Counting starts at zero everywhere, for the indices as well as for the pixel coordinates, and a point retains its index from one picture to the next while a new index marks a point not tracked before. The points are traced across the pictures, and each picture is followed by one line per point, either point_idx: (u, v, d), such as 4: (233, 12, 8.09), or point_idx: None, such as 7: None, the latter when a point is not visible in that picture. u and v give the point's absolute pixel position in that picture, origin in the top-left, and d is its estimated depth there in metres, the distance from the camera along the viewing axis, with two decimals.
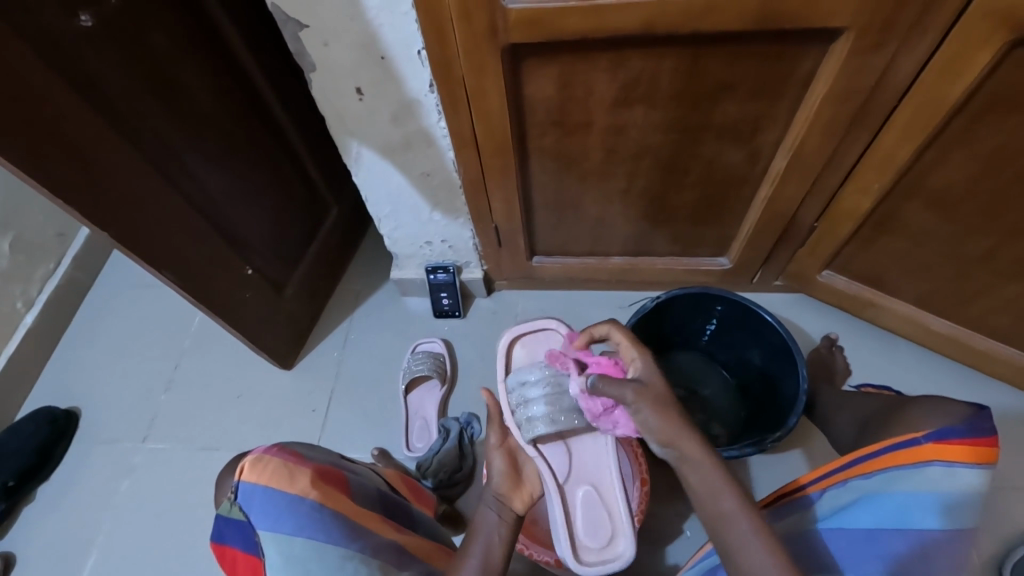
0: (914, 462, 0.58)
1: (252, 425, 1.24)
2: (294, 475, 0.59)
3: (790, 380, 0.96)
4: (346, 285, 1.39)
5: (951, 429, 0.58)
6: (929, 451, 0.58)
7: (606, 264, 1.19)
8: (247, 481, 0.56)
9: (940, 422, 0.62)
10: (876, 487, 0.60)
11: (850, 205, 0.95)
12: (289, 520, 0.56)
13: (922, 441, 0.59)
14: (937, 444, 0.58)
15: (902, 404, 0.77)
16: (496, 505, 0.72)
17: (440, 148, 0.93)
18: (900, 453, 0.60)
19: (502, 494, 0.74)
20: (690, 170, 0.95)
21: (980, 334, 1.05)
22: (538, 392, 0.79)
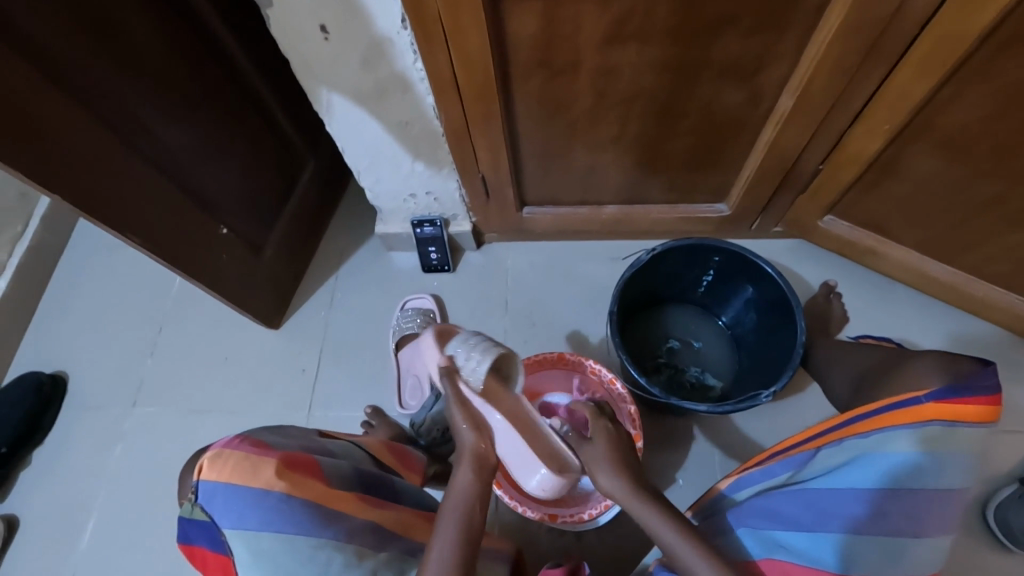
0: (913, 421, 0.58)
1: (241, 387, 1.23)
2: (259, 467, 0.58)
3: (783, 333, 0.94)
4: (331, 239, 1.34)
5: (953, 386, 0.58)
6: (931, 410, 0.57)
7: (600, 214, 1.16)
8: (207, 479, 0.57)
9: (937, 377, 0.61)
10: (872, 444, 0.59)
11: (856, 147, 0.90)
12: (253, 515, 0.57)
13: (924, 400, 0.58)
14: (938, 403, 0.57)
15: (901, 358, 0.75)
16: (473, 465, 0.71)
17: (417, 94, 0.85)
18: (901, 413, 0.59)
19: (478, 450, 0.72)
20: (688, 113, 0.89)
21: (979, 280, 1.02)
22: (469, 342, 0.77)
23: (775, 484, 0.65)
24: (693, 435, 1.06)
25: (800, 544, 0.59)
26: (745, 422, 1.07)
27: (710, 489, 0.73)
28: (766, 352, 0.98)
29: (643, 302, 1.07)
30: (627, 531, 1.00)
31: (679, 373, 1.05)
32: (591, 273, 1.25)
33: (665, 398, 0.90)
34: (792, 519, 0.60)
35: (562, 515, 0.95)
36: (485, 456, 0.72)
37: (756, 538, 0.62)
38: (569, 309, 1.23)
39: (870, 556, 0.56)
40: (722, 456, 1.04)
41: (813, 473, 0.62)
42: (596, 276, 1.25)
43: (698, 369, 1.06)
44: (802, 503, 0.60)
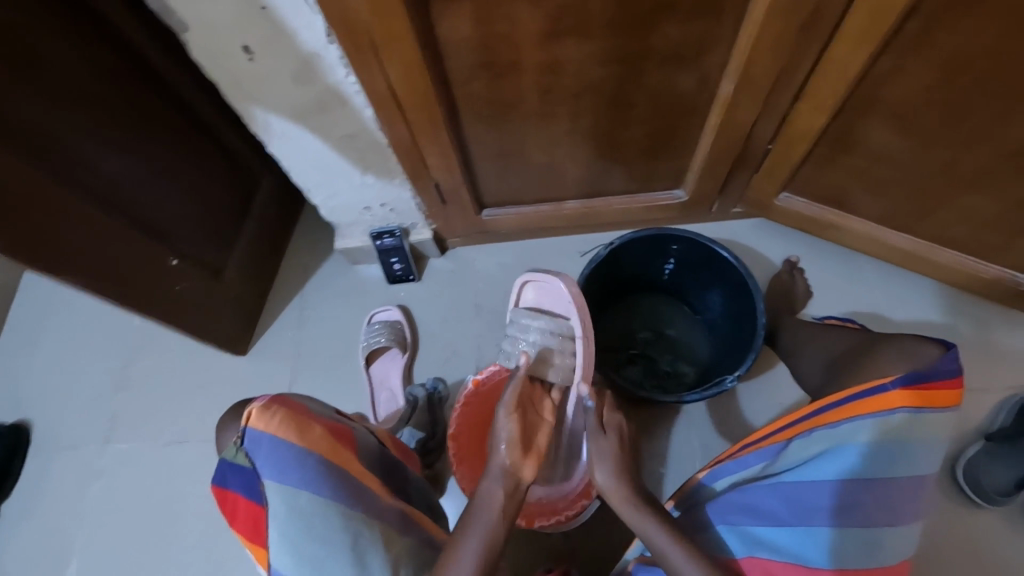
0: (882, 409, 0.58)
1: (215, 415, 1.20)
2: (302, 429, 0.66)
3: (747, 316, 0.94)
4: (293, 257, 1.31)
5: (917, 372, 0.58)
6: (898, 396, 0.58)
7: (561, 210, 1.15)
8: (254, 429, 0.63)
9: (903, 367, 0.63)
10: (843, 436, 0.60)
11: (804, 125, 0.90)
12: (293, 472, 0.63)
13: (891, 388, 0.58)
14: (904, 389, 0.58)
15: (872, 342, 0.75)
16: (502, 482, 0.74)
17: (356, 107, 0.83)
18: (868, 401, 0.59)
19: (511, 472, 0.75)
20: (635, 104, 0.88)
21: (937, 246, 1.03)
22: (544, 324, 0.89)
23: (750, 475, 0.65)
24: (671, 424, 1.07)
25: (778, 539, 0.60)
26: (721, 406, 1.07)
27: (692, 478, 0.73)
28: (734, 338, 0.98)
29: (612, 295, 1.07)
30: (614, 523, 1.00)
31: (654, 363, 1.05)
32: (558, 269, 1.25)
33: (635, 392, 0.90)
34: (768, 513, 0.61)
35: (539, 519, 0.93)
36: (517, 476, 0.75)
37: (734, 534, 0.62)
38: None
39: (850, 549, 0.57)
40: (700, 442, 1.04)
41: (785, 464, 0.63)
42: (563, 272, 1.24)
43: (670, 358, 1.05)
44: (778, 496, 0.61)
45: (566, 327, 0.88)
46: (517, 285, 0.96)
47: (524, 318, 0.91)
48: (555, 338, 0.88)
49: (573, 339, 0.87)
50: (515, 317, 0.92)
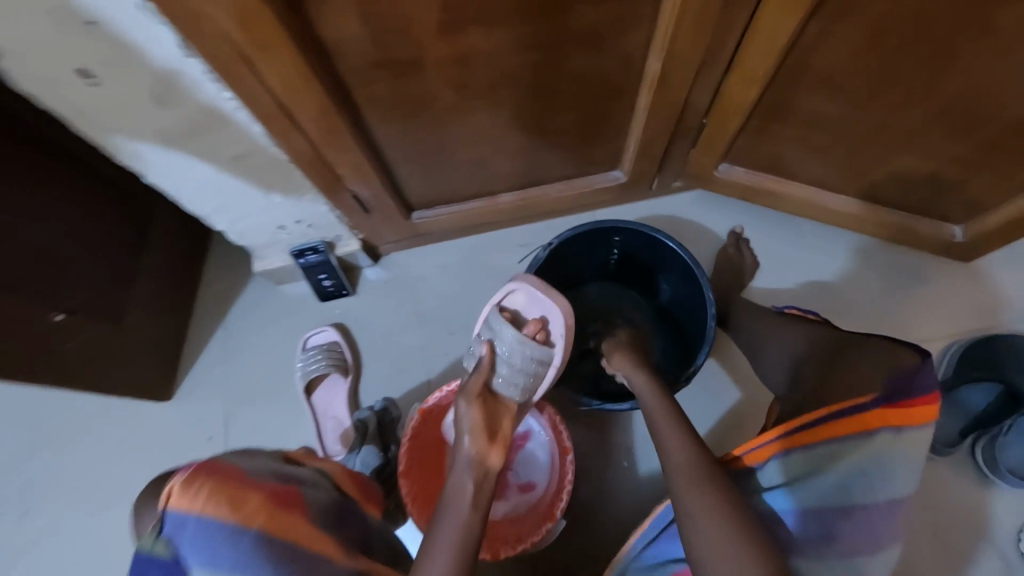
0: (861, 429, 0.58)
1: (144, 470, 1.09)
2: (235, 500, 0.57)
3: (703, 316, 0.90)
4: (209, 284, 1.19)
5: (894, 391, 0.58)
6: (878, 416, 0.58)
7: (496, 204, 1.08)
8: (176, 509, 0.54)
9: (875, 377, 0.62)
10: (825, 458, 0.59)
11: (736, 97, 0.85)
12: (227, 556, 0.54)
13: (871, 407, 0.58)
14: (883, 409, 0.58)
15: (836, 345, 0.71)
16: (471, 470, 0.66)
17: (240, 124, 0.71)
18: (851, 422, 0.58)
19: (479, 460, 0.68)
20: (558, 90, 0.81)
21: (873, 206, 1.02)
22: (526, 347, 0.76)
23: None
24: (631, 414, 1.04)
25: None
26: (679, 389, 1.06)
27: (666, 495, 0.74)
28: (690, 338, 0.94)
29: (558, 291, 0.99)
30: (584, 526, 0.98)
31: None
32: (501, 266, 1.17)
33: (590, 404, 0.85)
34: None
35: (505, 551, 0.85)
36: (484, 465, 0.68)
37: None
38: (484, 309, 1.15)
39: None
40: None
41: (768, 483, 0.63)
42: (506, 268, 1.17)
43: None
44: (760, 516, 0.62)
45: (547, 354, 0.75)
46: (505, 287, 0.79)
47: (505, 325, 0.77)
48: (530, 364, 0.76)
49: (545, 370, 0.75)
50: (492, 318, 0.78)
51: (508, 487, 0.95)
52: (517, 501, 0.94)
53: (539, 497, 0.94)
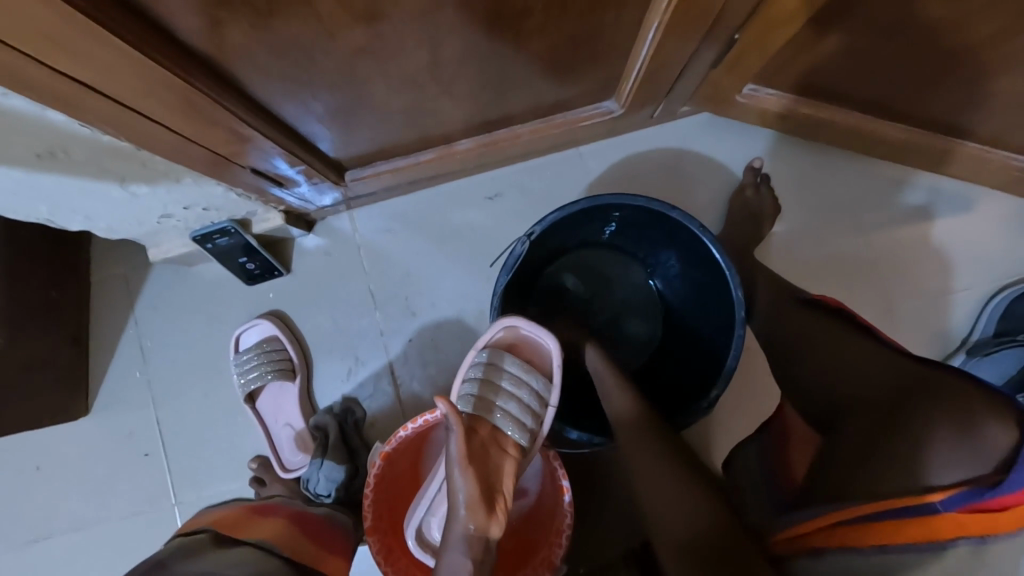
0: (930, 539, 0.42)
1: (76, 495, 0.94)
2: None
3: (725, 313, 0.71)
4: (107, 273, 0.96)
5: (976, 486, 0.42)
6: (953, 522, 0.42)
7: (451, 153, 0.83)
8: None
9: (949, 457, 0.45)
10: (868, 570, 0.43)
11: (786, 3, 0.58)
12: None
13: (944, 510, 0.42)
14: (959, 514, 0.42)
15: (897, 394, 0.52)
16: (469, 553, 0.53)
17: (22, 113, 0.44)
18: (911, 526, 0.43)
19: (479, 535, 0.55)
20: (527, 8, 0.53)
21: (933, 133, 0.80)
22: (530, 382, 0.65)
23: None
24: None
25: None
26: None
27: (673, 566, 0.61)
28: (705, 338, 0.76)
29: (536, 270, 0.79)
30: (583, 521, 0.89)
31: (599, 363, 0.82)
32: (466, 226, 0.95)
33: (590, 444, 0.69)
34: None
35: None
36: (483, 540, 0.55)
37: None
38: (450, 282, 0.94)
39: None
40: None
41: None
42: (473, 228, 0.94)
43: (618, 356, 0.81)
44: None
45: (550, 392, 0.66)
46: (504, 323, 0.66)
47: (506, 359, 0.65)
48: (533, 404, 0.65)
49: (545, 409, 0.65)
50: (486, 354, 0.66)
51: None
52: (508, 509, 0.83)
53: (533, 507, 0.82)
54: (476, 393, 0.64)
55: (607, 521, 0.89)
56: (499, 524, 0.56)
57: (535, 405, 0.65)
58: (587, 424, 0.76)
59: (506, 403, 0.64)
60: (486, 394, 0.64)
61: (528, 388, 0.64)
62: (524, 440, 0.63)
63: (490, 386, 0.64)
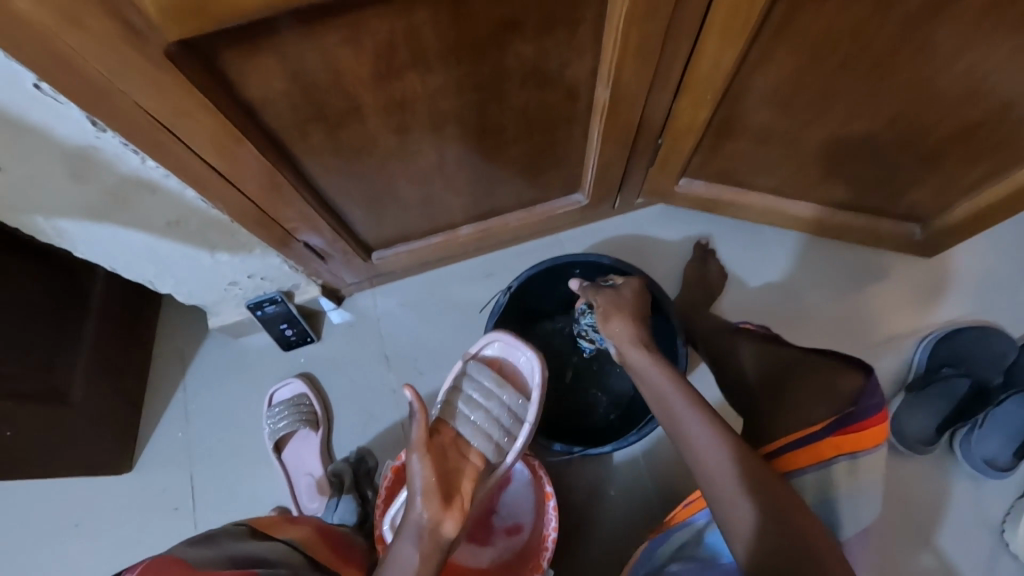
0: (821, 460, 0.63)
1: (106, 551, 1.02)
2: None
3: (670, 335, 0.91)
4: (164, 346, 1.14)
5: (841, 417, 0.64)
6: (831, 444, 0.63)
7: (455, 238, 1.05)
8: None
9: (829, 408, 0.66)
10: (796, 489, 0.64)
11: (687, 117, 0.83)
12: None
13: (824, 436, 0.63)
14: (834, 437, 0.63)
15: (781, 376, 0.77)
16: (417, 541, 0.59)
17: (171, 191, 0.67)
18: (808, 450, 0.64)
19: (428, 526, 0.61)
20: (505, 125, 0.78)
21: (832, 209, 1.02)
22: (500, 396, 0.79)
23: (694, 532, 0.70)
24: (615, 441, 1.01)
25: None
26: None
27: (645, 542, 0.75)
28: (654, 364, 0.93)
29: (523, 325, 0.97)
30: (574, 562, 0.95)
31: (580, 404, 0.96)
32: (467, 299, 1.14)
33: (572, 452, 0.84)
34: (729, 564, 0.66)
35: None
36: (435, 532, 0.60)
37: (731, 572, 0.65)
38: (454, 344, 1.11)
39: None
40: (644, 457, 0.99)
41: None
42: (472, 301, 1.13)
43: (588, 388, 0.97)
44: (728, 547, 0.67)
45: (520, 408, 0.79)
46: (487, 339, 0.83)
47: (480, 373, 0.81)
48: (501, 416, 0.78)
49: (521, 423, 0.77)
50: (469, 365, 0.82)
51: (493, 532, 0.91)
52: (504, 545, 0.90)
53: (528, 538, 0.89)
54: (455, 398, 0.79)
55: (599, 560, 0.94)
56: (450, 518, 0.62)
57: (504, 417, 0.78)
58: (570, 441, 0.91)
59: (474, 412, 0.77)
60: (459, 400, 0.79)
61: (497, 400, 0.79)
62: (488, 450, 0.74)
63: (467, 393, 0.79)
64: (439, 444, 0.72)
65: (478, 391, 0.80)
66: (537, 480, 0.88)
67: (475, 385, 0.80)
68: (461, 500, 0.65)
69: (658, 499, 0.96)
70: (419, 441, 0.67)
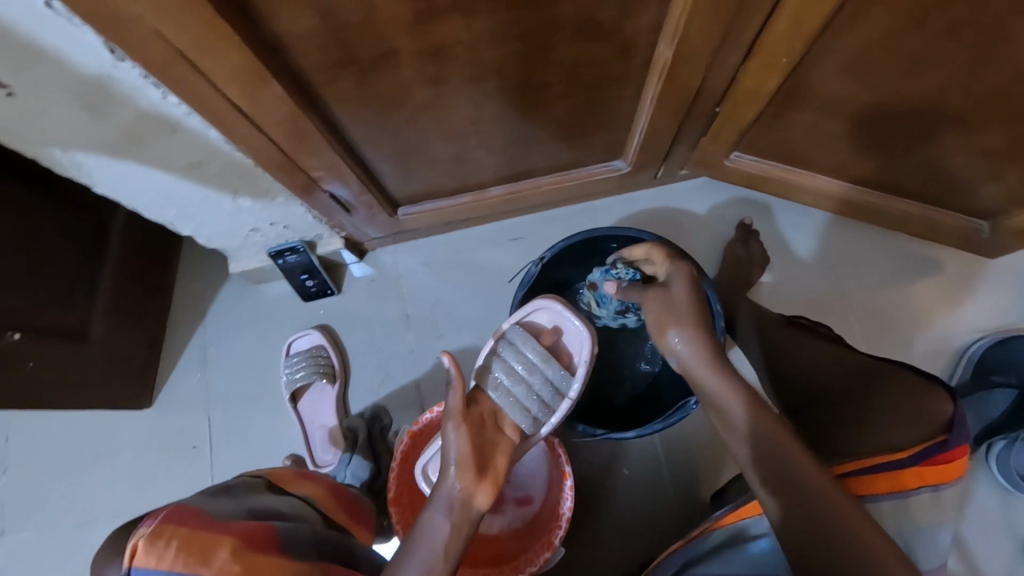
0: (903, 489, 0.58)
1: (124, 483, 1.04)
2: (210, 550, 0.50)
3: None
4: (184, 287, 1.13)
5: (933, 446, 0.58)
6: (916, 474, 0.58)
7: (485, 198, 1.00)
8: (142, 566, 0.47)
9: (908, 430, 0.61)
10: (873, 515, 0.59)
11: (752, 83, 0.75)
12: None
13: (910, 466, 0.57)
14: (921, 468, 0.57)
15: (855, 384, 0.74)
16: (448, 513, 0.58)
17: (192, 130, 0.63)
18: (892, 479, 0.58)
19: (460, 498, 0.59)
20: (551, 80, 0.72)
21: (892, 196, 0.94)
22: (544, 371, 0.75)
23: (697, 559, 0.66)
24: None
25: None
26: None
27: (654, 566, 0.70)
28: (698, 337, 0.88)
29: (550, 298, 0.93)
30: (581, 536, 0.94)
31: (599, 385, 0.93)
32: (492, 262, 1.10)
33: (593, 434, 0.80)
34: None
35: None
36: (468, 505, 0.59)
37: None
38: (476, 308, 1.08)
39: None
40: (662, 439, 0.97)
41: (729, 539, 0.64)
42: (497, 265, 1.09)
43: (612, 370, 0.93)
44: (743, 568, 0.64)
45: (563, 383, 0.75)
46: (539, 308, 0.79)
47: (525, 344, 0.77)
48: (542, 391, 0.74)
49: (562, 400, 0.74)
50: (514, 334, 0.78)
51: (504, 501, 0.91)
52: (514, 515, 0.90)
53: (537, 510, 0.89)
54: (500, 367, 0.76)
55: (607, 537, 0.94)
56: (483, 491, 0.60)
57: (545, 392, 0.74)
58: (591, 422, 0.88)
59: (515, 384, 0.74)
60: (498, 369, 0.76)
61: (541, 375, 0.75)
62: (526, 424, 0.72)
63: (511, 363, 0.76)
64: (477, 413, 0.70)
65: (520, 363, 0.76)
66: (556, 458, 0.87)
67: (518, 355, 0.76)
68: (497, 472, 0.63)
69: (672, 482, 0.95)
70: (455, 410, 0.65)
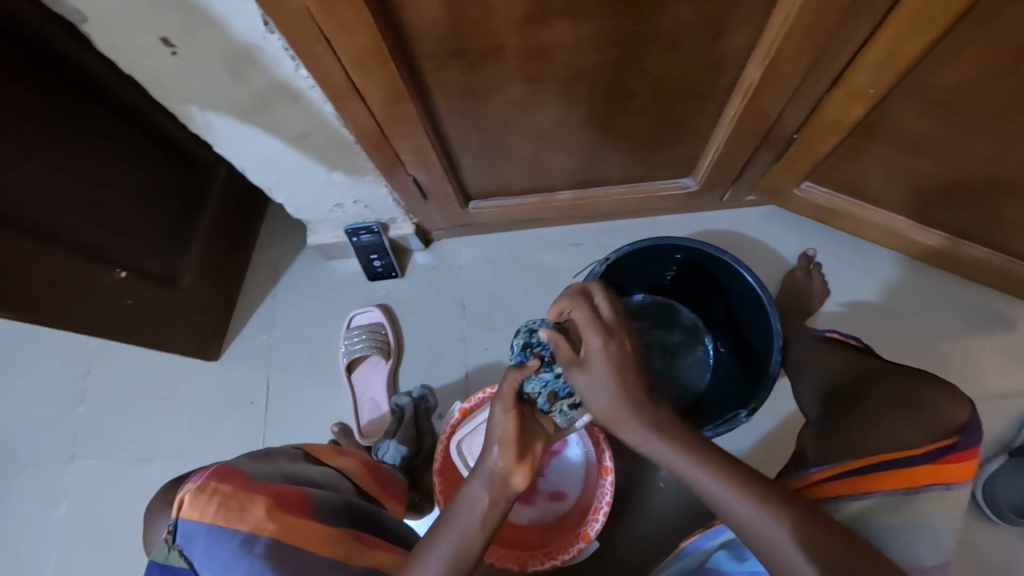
0: (913, 484, 0.59)
1: (185, 427, 1.12)
2: (246, 507, 0.52)
3: (761, 339, 0.87)
4: (261, 255, 1.21)
5: (942, 446, 0.61)
6: (927, 472, 0.60)
7: (554, 200, 1.04)
8: (187, 519, 0.50)
9: (916, 431, 0.64)
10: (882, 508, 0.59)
11: (835, 113, 0.77)
12: (241, 563, 0.50)
13: (921, 463, 0.60)
14: (932, 466, 0.60)
15: (859, 384, 0.76)
16: (489, 485, 0.59)
17: (311, 103, 0.70)
18: (900, 475, 0.60)
19: (503, 474, 0.60)
20: (637, 90, 0.76)
21: (966, 242, 0.92)
22: None
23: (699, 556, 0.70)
24: None
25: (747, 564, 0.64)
26: None
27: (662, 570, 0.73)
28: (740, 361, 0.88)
29: None
30: (608, 542, 0.94)
31: None
32: (550, 265, 1.13)
33: None
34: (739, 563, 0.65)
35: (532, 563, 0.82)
36: (508, 481, 0.60)
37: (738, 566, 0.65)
38: (530, 306, 1.11)
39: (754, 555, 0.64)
40: None
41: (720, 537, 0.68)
42: (555, 267, 1.13)
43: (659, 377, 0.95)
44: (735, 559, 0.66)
45: None
46: None
47: None
48: None
49: None
50: None
51: (536, 494, 0.92)
52: (545, 508, 0.92)
53: (569, 507, 0.91)
54: None
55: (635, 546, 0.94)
56: (522, 472, 0.61)
57: None
58: None
59: None
60: None
61: None
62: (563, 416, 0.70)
63: None
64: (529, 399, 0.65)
65: None
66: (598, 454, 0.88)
67: None
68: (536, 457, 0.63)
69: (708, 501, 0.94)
70: (505, 396, 0.61)
